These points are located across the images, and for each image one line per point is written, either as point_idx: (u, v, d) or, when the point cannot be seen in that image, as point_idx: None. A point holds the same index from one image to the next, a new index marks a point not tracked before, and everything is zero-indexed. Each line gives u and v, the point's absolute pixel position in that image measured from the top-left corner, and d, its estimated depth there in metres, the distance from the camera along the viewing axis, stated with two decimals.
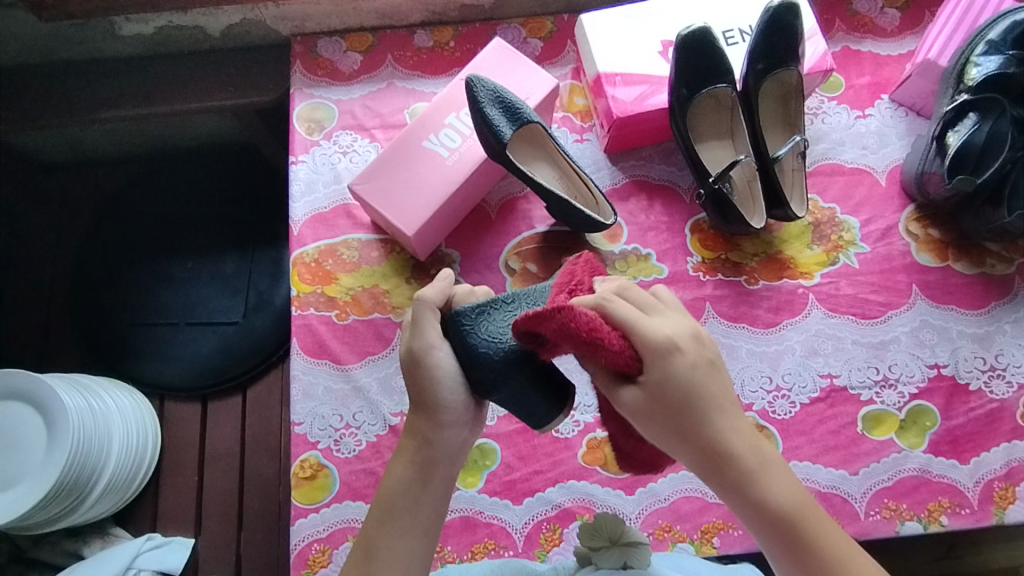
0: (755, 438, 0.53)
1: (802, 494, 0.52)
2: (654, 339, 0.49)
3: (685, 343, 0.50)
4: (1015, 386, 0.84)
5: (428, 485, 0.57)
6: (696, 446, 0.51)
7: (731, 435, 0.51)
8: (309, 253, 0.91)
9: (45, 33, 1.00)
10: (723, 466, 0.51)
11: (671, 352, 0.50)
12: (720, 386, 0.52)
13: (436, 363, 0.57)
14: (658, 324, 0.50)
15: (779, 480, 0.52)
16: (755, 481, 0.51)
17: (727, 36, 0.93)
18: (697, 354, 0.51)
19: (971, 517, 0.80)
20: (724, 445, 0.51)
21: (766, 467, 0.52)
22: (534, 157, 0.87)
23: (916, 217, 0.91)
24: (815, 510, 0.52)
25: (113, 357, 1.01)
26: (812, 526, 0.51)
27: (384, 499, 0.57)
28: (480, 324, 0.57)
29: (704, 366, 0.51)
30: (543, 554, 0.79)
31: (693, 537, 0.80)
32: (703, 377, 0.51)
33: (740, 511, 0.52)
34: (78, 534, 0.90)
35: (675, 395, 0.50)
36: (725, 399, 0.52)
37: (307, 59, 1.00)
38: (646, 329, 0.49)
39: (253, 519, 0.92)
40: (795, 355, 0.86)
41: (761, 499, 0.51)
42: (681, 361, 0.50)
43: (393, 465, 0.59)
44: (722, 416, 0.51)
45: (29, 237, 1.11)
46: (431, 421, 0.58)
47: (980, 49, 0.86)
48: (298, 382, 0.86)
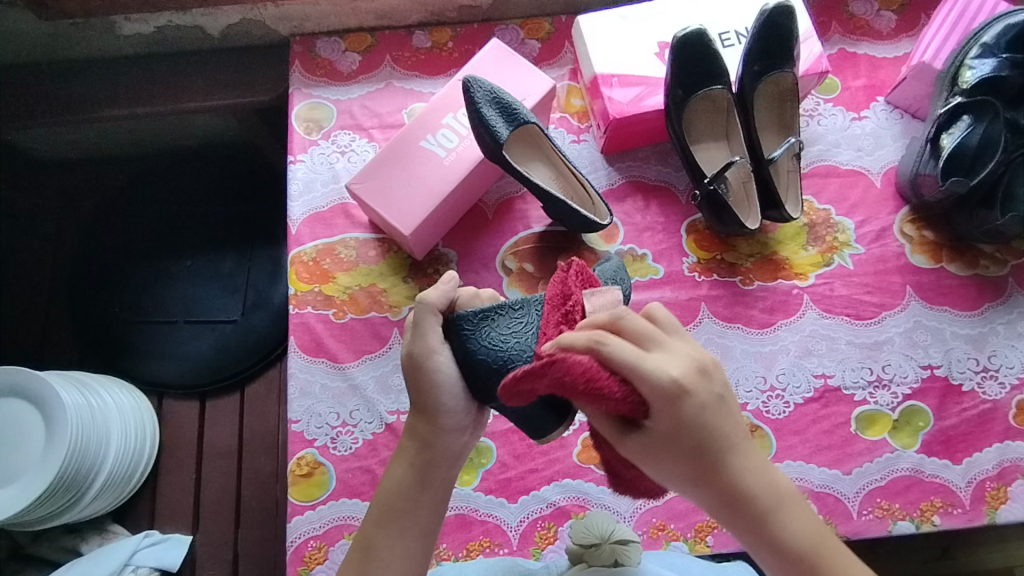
0: (767, 469, 0.52)
1: (815, 524, 0.52)
2: (662, 386, 0.47)
3: (693, 383, 0.49)
4: (1008, 387, 0.84)
5: (427, 486, 0.58)
6: (715, 485, 0.51)
7: (743, 472, 0.51)
8: (306, 252, 0.91)
9: (45, 31, 1.00)
10: (735, 501, 0.51)
11: (681, 396, 0.48)
12: (732, 421, 0.51)
13: (436, 368, 0.57)
14: (664, 361, 0.48)
15: (791, 511, 0.52)
16: (766, 515, 0.51)
17: (722, 38, 0.93)
18: (706, 392, 0.49)
19: (963, 517, 0.80)
20: (736, 481, 0.51)
21: (776, 500, 0.52)
22: (530, 157, 0.88)
23: (911, 218, 0.92)
24: (829, 538, 0.52)
25: (111, 355, 1.01)
26: (829, 556, 0.51)
27: (383, 500, 0.58)
28: (481, 330, 0.57)
29: (713, 403, 0.50)
30: (538, 552, 0.80)
31: (687, 536, 0.80)
32: (713, 415, 0.50)
33: (753, 544, 0.52)
34: (76, 531, 0.90)
35: (688, 437, 0.49)
36: (737, 432, 0.52)
37: (306, 59, 1.01)
38: (652, 374, 0.47)
39: (250, 516, 0.92)
40: (789, 356, 0.86)
41: (776, 534, 0.51)
42: (690, 403, 0.48)
43: (393, 466, 0.59)
44: (735, 451, 0.51)
45: (28, 236, 1.12)
46: (431, 424, 0.58)
47: (975, 52, 0.87)
48: (295, 380, 0.86)
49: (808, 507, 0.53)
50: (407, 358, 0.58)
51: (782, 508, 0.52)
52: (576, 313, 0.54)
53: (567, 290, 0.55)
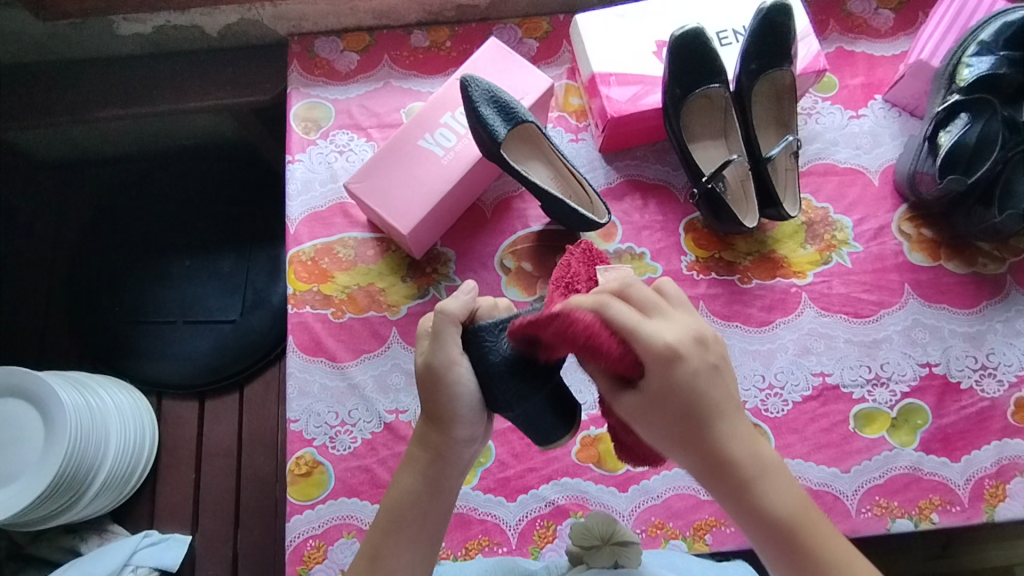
0: (754, 441, 0.51)
1: (801, 499, 0.51)
2: (656, 347, 0.48)
3: (687, 348, 0.49)
4: (1007, 384, 0.84)
5: (436, 493, 0.58)
6: (700, 449, 0.51)
7: (730, 440, 0.50)
8: (305, 252, 0.92)
9: (43, 31, 1.00)
10: (719, 467, 0.50)
11: (675, 358, 0.49)
12: (724, 389, 0.51)
13: (456, 380, 0.56)
14: (660, 326, 0.49)
15: (777, 483, 0.51)
16: (749, 483, 0.50)
17: (720, 36, 0.93)
18: (699, 359, 0.50)
19: (961, 515, 0.80)
20: (723, 448, 0.50)
21: (762, 472, 0.51)
22: (529, 156, 0.87)
23: (909, 216, 0.92)
24: (815, 516, 0.51)
25: (110, 354, 1.01)
26: (811, 532, 0.50)
27: (392, 506, 0.58)
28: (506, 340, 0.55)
29: (706, 371, 0.50)
30: (537, 551, 0.80)
31: (685, 534, 0.80)
32: (705, 382, 0.50)
33: (734, 512, 0.51)
34: (75, 531, 0.90)
35: (679, 401, 0.50)
36: (730, 402, 0.51)
37: (304, 59, 1.01)
38: (649, 337, 0.48)
39: (249, 516, 0.92)
40: (787, 354, 0.86)
41: (756, 504, 0.50)
42: (680, 366, 0.49)
43: (401, 473, 0.59)
44: (725, 418, 0.51)
45: (27, 235, 1.12)
46: (443, 434, 0.58)
47: (972, 50, 0.87)
48: (294, 380, 0.86)
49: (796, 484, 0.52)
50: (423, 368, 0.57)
51: (767, 480, 0.51)
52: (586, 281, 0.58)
53: (573, 265, 0.58)
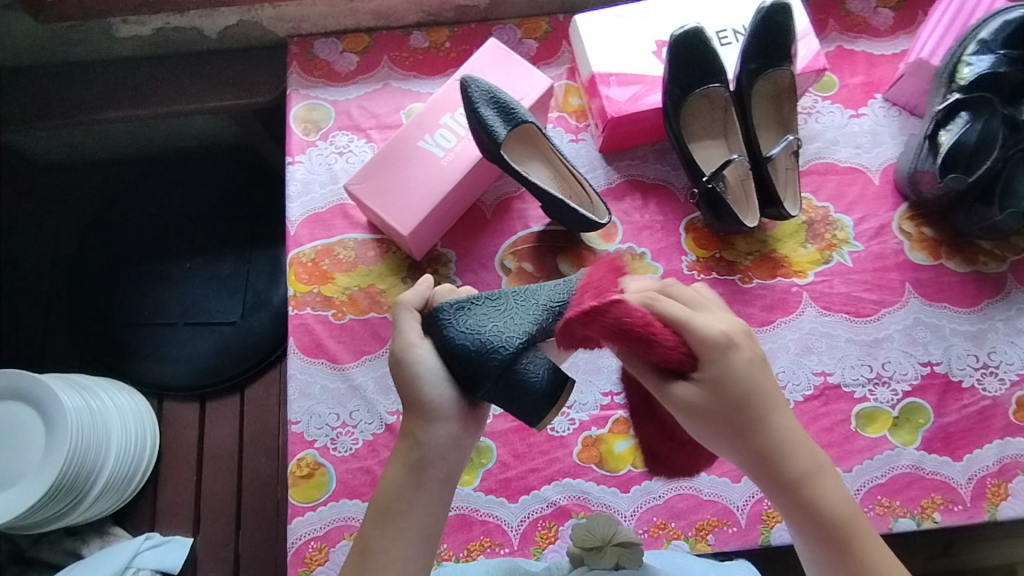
0: (809, 442, 0.53)
1: (850, 501, 0.53)
2: (711, 338, 0.49)
3: (740, 340, 0.50)
4: (1008, 383, 0.84)
5: (421, 485, 0.56)
6: (756, 447, 0.51)
7: (783, 434, 0.52)
8: (305, 253, 0.92)
9: (41, 34, 1.00)
10: (772, 465, 0.52)
11: (726, 350, 0.50)
12: (772, 389, 0.52)
13: (416, 357, 0.58)
14: (711, 320, 0.50)
15: (829, 480, 0.52)
16: (802, 479, 0.52)
17: (720, 36, 0.93)
18: (752, 352, 0.51)
19: (963, 514, 0.80)
20: (773, 446, 0.51)
21: (812, 470, 0.52)
22: (529, 157, 0.87)
23: (909, 215, 0.92)
24: (859, 517, 0.53)
25: (112, 357, 1.01)
26: (858, 532, 0.52)
27: (377, 502, 0.56)
28: (458, 317, 0.58)
29: (759, 364, 0.51)
30: (539, 552, 0.80)
31: (687, 534, 0.80)
32: (757, 375, 0.51)
33: (787, 508, 0.53)
34: (76, 534, 0.90)
35: (734, 393, 0.50)
36: (774, 403, 0.52)
37: (303, 60, 1.00)
38: (701, 328, 0.49)
39: (251, 517, 0.92)
40: (788, 353, 0.86)
41: (812, 499, 0.52)
42: (735, 357, 0.50)
43: (388, 469, 0.58)
44: (775, 416, 0.52)
45: (27, 239, 1.12)
46: (419, 418, 0.57)
47: (972, 48, 0.87)
48: (295, 381, 0.86)
49: (843, 484, 0.53)
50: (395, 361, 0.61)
51: (818, 477, 0.52)
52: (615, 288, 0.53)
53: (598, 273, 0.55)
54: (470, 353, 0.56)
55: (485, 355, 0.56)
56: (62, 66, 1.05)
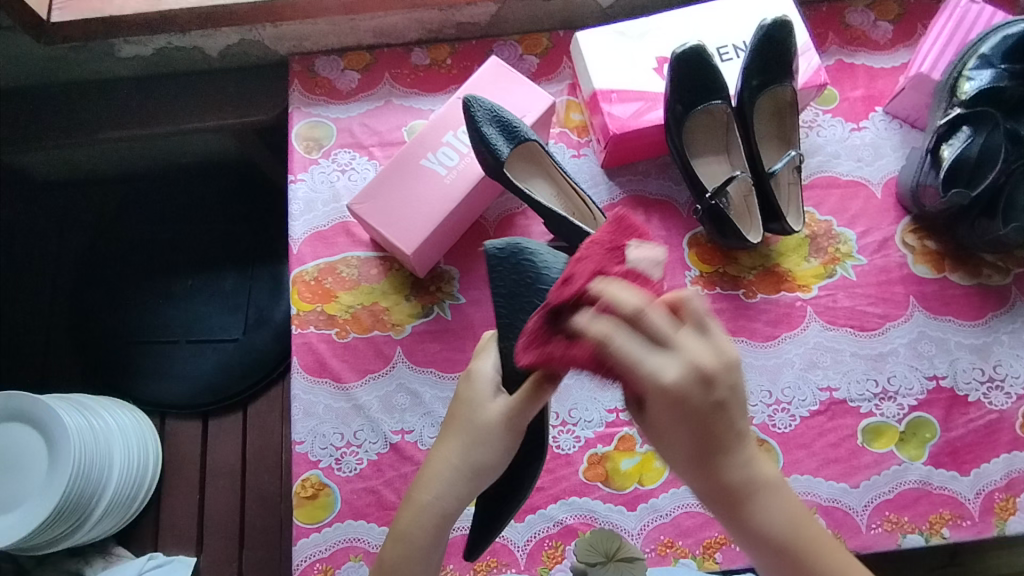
0: (757, 465, 0.50)
1: (797, 517, 0.51)
2: (654, 390, 0.44)
3: (687, 392, 0.44)
4: (1014, 396, 0.84)
5: (441, 549, 0.55)
6: (699, 473, 0.49)
7: (729, 467, 0.49)
8: (308, 272, 0.91)
9: (43, 56, 0.98)
10: (716, 489, 0.50)
11: (678, 399, 0.45)
12: (732, 423, 0.48)
13: (509, 436, 0.56)
14: (664, 361, 0.44)
15: (772, 499, 0.50)
16: (745, 505, 0.50)
17: (721, 52, 0.93)
18: (704, 402, 0.45)
19: (972, 529, 0.80)
20: (721, 475, 0.49)
21: (748, 500, 0.50)
22: (532, 175, 0.86)
23: (912, 228, 0.92)
24: (809, 529, 0.51)
25: (114, 376, 1.01)
26: (808, 539, 0.50)
27: (400, 554, 0.54)
28: (522, 238, 0.64)
29: (711, 411, 0.46)
30: (546, 572, 0.79)
31: (695, 553, 0.80)
32: (707, 420, 0.46)
33: (731, 530, 0.51)
34: (79, 555, 0.89)
35: (682, 431, 0.47)
36: (738, 431, 0.48)
37: (305, 78, 1.01)
38: (642, 378, 0.44)
39: (254, 537, 0.92)
40: (794, 368, 0.86)
41: (752, 524, 0.50)
42: (683, 407, 0.45)
43: (409, 529, 0.54)
44: (725, 451, 0.49)
45: (29, 258, 1.12)
46: (474, 487, 0.56)
47: (972, 63, 0.87)
48: (299, 401, 0.86)
49: (794, 502, 0.51)
50: (464, 404, 0.58)
51: (762, 498, 0.50)
52: (616, 263, 0.50)
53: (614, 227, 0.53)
54: (534, 277, 0.61)
55: (546, 266, 0.62)
56: (63, 86, 1.04)
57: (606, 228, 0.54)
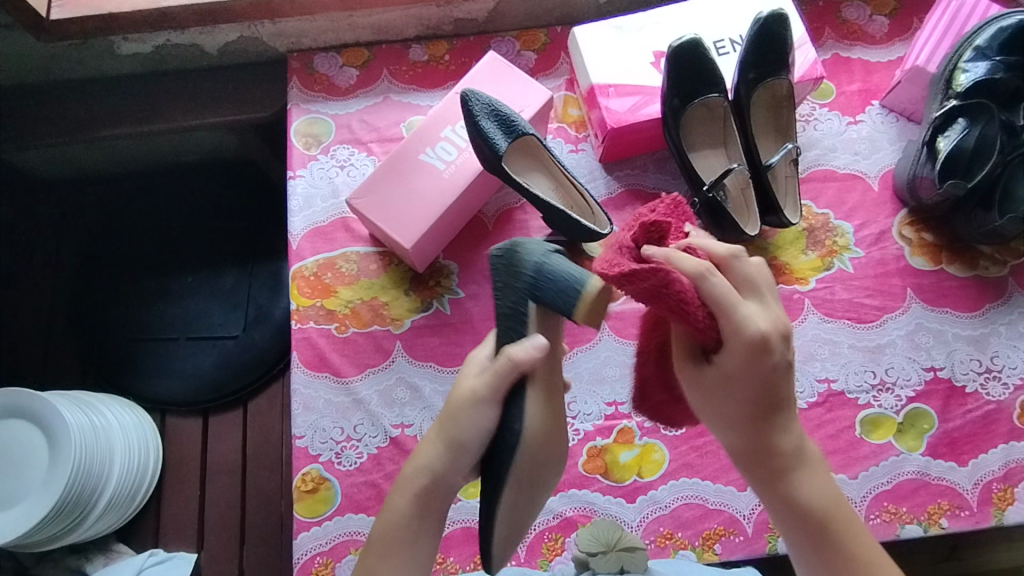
0: (802, 441, 0.55)
1: (833, 498, 0.55)
2: (745, 334, 0.49)
3: (774, 342, 0.50)
4: (1012, 387, 0.84)
5: (427, 519, 0.60)
6: (752, 435, 0.54)
7: (783, 436, 0.54)
8: (308, 267, 0.92)
9: (42, 55, 0.98)
10: (762, 453, 0.54)
11: (762, 348, 0.49)
12: (789, 390, 0.53)
13: (480, 411, 0.58)
14: (752, 313, 0.49)
15: (813, 475, 0.54)
16: (788, 471, 0.54)
17: (717, 46, 0.94)
18: (779, 357, 0.51)
19: (970, 519, 0.80)
20: (775, 440, 0.54)
21: (792, 461, 0.54)
22: (530, 169, 0.86)
23: (909, 220, 0.92)
24: (845, 512, 0.55)
25: (114, 373, 1.01)
26: (841, 518, 0.54)
27: (383, 529, 0.60)
28: (529, 240, 0.60)
29: (783, 368, 0.52)
30: (546, 564, 0.80)
31: (694, 544, 0.80)
32: (778, 378, 0.52)
33: (767, 497, 0.55)
34: (80, 551, 0.89)
35: (750, 392, 0.52)
36: (790, 400, 0.54)
37: (303, 75, 1.01)
38: (736, 321, 0.48)
39: (254, 532, 0.92)
40: (792, 361, 0.86)
41: (792, 491, 0.54)
42: (764, 358, 0.50)
43: (394, 498, 0.61)
44: (786, 416, 0.54)
45: (29, 258, 1.12)
46: (453, 461, 0.59)
47: (968, 55, 0.88)
48: (298, 396, 0.86)
49: (830, 480, 0.55)
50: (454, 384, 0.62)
51: (805, 471, 0.54)
52: (679, 229, 0.54)
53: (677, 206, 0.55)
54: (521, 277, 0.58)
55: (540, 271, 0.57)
56: (61, 85, 1.04)
57: (663, 205, 0.53)
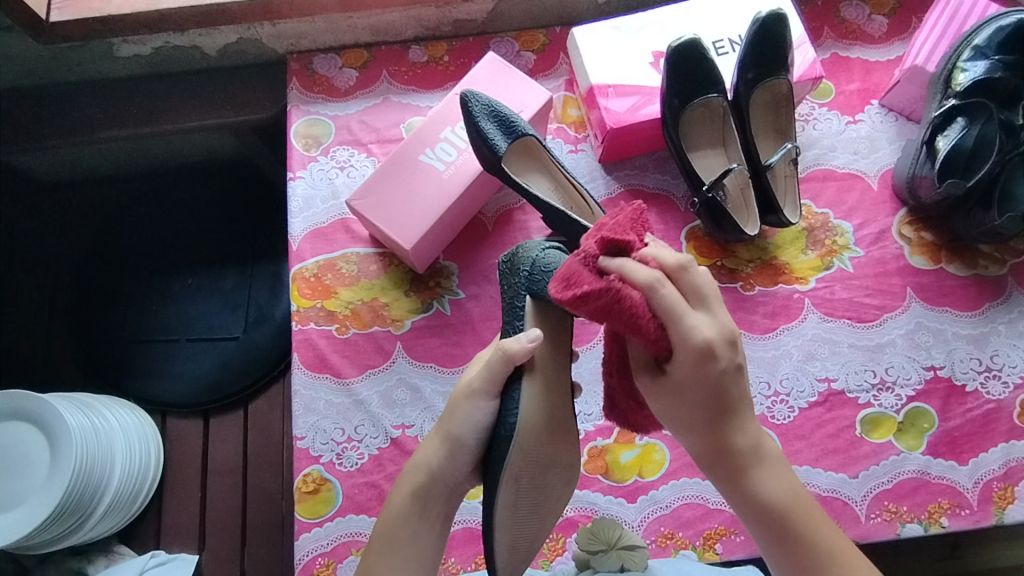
0: (761, 438, 0.57)
1: (795, 492, 0.57)
2: (693, 341, 0.51)
3: (720, 347, 0.52)
4: (1012, 386, 0.85)
5: (426, 517, 0.63)
6: (709, 435, 0.56)
7: (740, 435, 0.56)
8: (308, 268, 0.92)
9: (42, 57, 0.98)
10: (722, 453, 0.56)
11: (709, 352, 0.51)
12: (743, 391, 0.55)
13: (475, 404, 0.63)
14: (699, 320, 0.51)
15: (773, 472, 0.57)
16: (746, 470, 0.56)
17: (716, 46, 0.94)
18: (727, 360, 0.53)
19: (970, 518, 0.80)
20: (733, 440, 0.56)
21: (751, 458, 0.56)
22: (530, 170, 0.86)
23: (909, 220, 0.92)
24: (806, 503, 0.56)
25: (115, 375, 1.01)
26: (805, 513, 0.56)
27: (384, 525, 0.63)
28: (526, 243, 0.72)
29: (732, 370, 0.54)
30: (547, 564, 0.80)
31: (695, 544, 0.80)
32: (727, 379, 0.54)
33: (732, 495, 0.57)
34: (82, 553, 0.89)
35: (703, 395, 0.54)
36: (745, 399, 0.56)
37: (302, 76, 1.01)
38: (686, 327, 0.51)
39: (256, 533, 0.93)
40: (792, 360, 0.86)
41: (753, 487, 0.56)
42: (712, 363, 0.52)
43: (394, 495, 0.65)
44: (741, 415, 0.56)
45: (29, 259, 1.12)
46: (452, 459, 0.63)
47: (967, 55, 0.88)
48: (299, 397, 0.86)
49: (792, 476, 0.58)
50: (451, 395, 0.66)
51: (764, 468, 0.57)
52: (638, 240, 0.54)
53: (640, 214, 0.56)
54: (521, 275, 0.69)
55: (541, 267, 0.68)
56: (61, 86, 1.04)
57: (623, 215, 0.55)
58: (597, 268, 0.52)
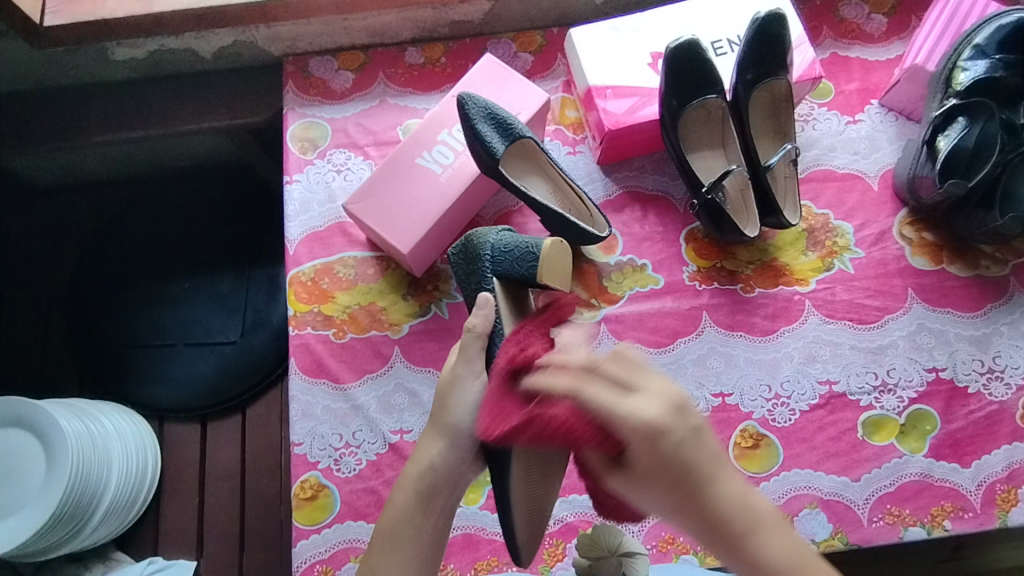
0: (748, 496, 0.47)
1: (802, 551, 0.47)
2: (641, 428, 0.44)
3: (667, 422, 0.44)
4: (1014, 387, 0.84)
5: (430, 509, 0.61)
6: (697, 517, 0.46)
7: (727, 501, 0.46)
8: (305, 272, 0.91)
9: (36, 61, 0.98)
10: (714, 532, 0.46)
11: (657, 434, 0.44)
12: (716, 449, 0.46)
13: (464, 387, 0.62)
14: (637, 402, 0.45)
15: (774, 534, 0.46)
16: (748, 540, 0.46)
17: (715, 46, 0.93)
18: (680, 429, 0.45)
19: (974, 521, 0.80)
20: (721, 513, 0.46)
21: (749, 528, 0.46)
22: (528, 172, 0.85)
23: (909, 220, 0.91)
24: (816, 562, 0.47)
25: (112, 380, 1.01)
26: (816, 572, 0.46)
27: (387, 525, 0.61)
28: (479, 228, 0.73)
29: (691, 438, 0.45)
30: (548, 569, 0.79)
31: (697, 549, 0.79)
32: (690, 450, 0.45)
33: (741, 575, 0.47)
34: (79, 560, 0.88)
35: (670, 477, 0.45)
36: (721, 458, 0.47)
37: (299, 79, 1.00)
38: (627, 416, 0.45)
39: (254, 539, 0.92)
40: (793, 362, 0.86)
41: (757, 561, 0.46)
42: (664, 441, 0.44)
43: (396, 495, 0.63)
44: (719, 481, 0.46)
45: (25, 264, 1.12)
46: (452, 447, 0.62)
47: (967, 53, 0.87)
48: (297, 402, 0.86)
49: (792, 532, 0.48)
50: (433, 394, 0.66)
51: (761, 532, 0.46)
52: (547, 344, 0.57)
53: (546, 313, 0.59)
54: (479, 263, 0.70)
55: (501, 250, 0.69)
56: (55, 90, 1.03)
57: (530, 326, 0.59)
58: (514, 393, 0.52)
